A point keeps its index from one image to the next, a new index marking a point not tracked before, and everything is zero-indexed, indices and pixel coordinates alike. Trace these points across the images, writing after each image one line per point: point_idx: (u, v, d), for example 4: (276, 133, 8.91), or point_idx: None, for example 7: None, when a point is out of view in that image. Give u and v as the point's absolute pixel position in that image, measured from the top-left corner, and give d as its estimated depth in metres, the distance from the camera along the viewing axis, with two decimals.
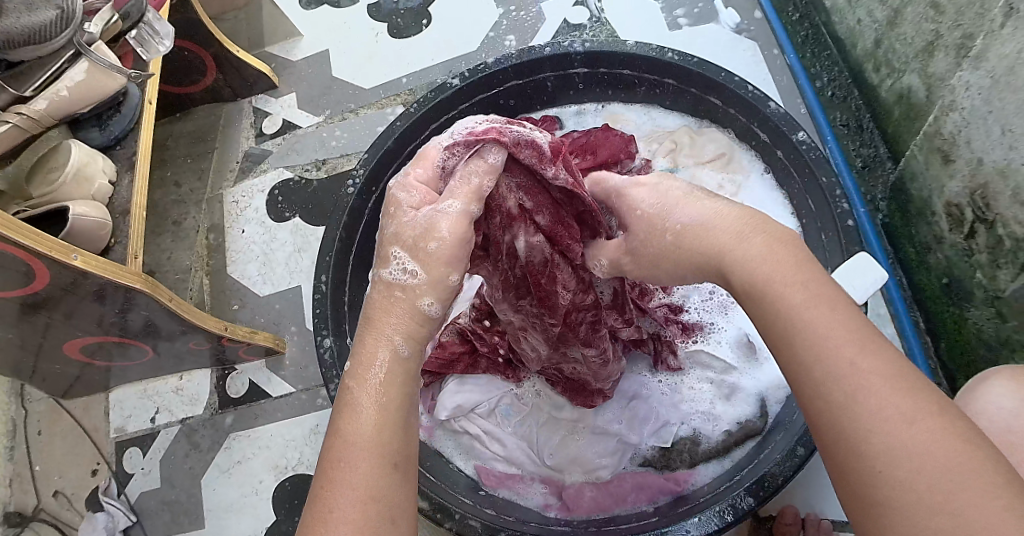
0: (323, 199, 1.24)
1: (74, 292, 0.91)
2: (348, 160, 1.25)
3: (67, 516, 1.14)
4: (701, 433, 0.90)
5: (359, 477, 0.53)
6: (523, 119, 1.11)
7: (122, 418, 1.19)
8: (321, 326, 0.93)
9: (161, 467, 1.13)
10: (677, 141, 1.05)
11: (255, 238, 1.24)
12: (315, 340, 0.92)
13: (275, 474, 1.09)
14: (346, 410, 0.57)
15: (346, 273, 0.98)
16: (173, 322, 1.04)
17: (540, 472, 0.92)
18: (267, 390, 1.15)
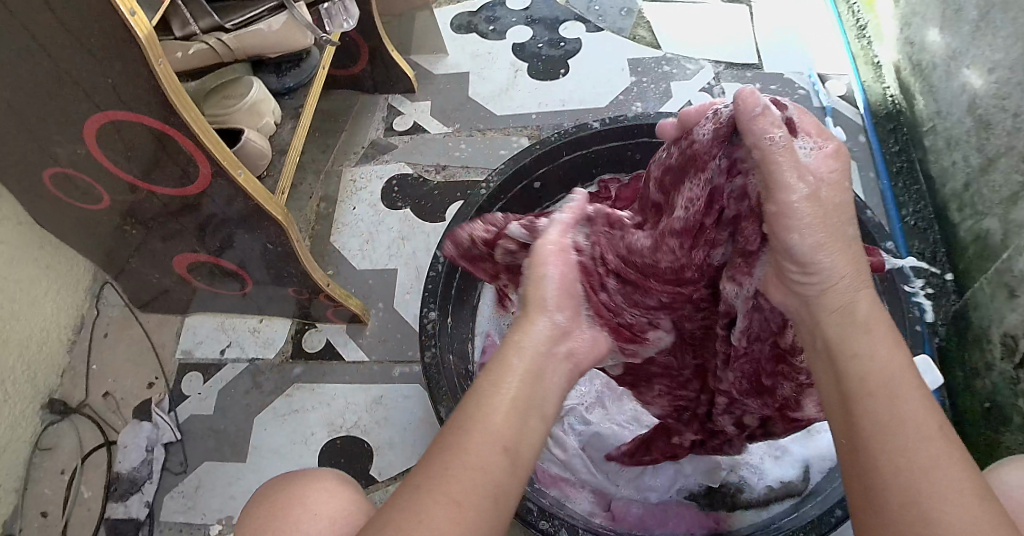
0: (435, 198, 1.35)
1: (214, 201, 0.99)
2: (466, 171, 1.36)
3: (110, 419, 1.17)
4: (750, 482, 0.95)
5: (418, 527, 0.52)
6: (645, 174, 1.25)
7: (193, 342, 1.25)
8: (429, 300, 1.03)
9: (217, 397, 1.19)
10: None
11: (363, 216, 1.34)
12: (422, 311, 1.03)
13: (327, 431, 1.15)
14: (490, 397, 0.59)
15: None
16: (278, 258, 1.11)
17: (592, 482, 0.96)
18: (340, 351, 1.22)
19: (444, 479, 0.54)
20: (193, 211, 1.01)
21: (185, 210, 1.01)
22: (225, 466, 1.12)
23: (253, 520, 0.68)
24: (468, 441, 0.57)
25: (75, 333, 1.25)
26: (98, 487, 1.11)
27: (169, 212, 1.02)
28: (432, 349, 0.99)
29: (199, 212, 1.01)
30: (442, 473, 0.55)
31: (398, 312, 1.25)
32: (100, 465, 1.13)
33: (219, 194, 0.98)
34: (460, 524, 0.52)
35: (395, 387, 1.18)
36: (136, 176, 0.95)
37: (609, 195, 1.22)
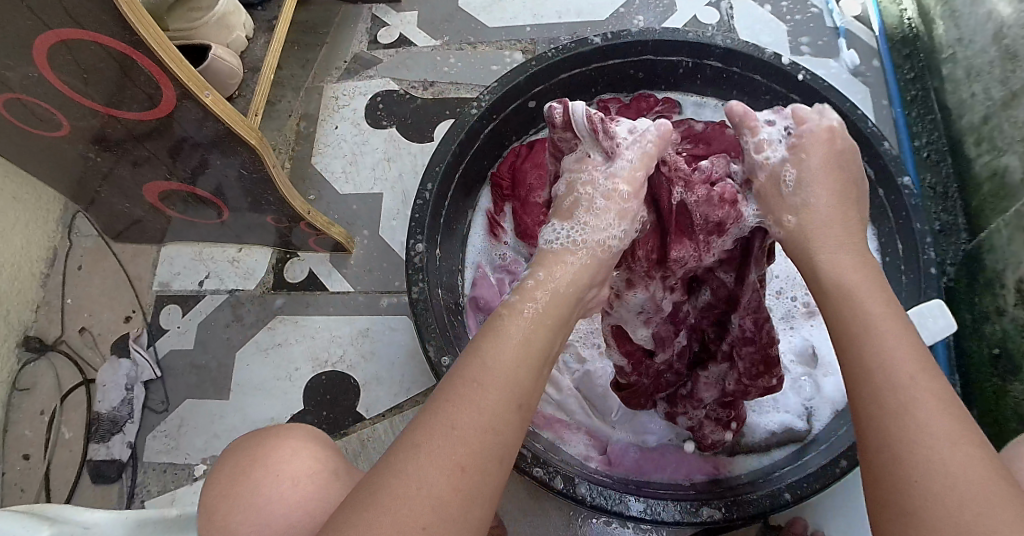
0: (422, 116, 1.27)
1: (181, 126, 0.90)
2: (455, 88, 1.28)
3: (88, 355, 1.14)
4: (750, 429, 0.94)
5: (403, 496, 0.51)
6: (647, 94, 1.19)
7: (169, 274, 1.19)
8: (416, 231, 0.97)
9: (197, 330, 1.14)
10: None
11: (347, 136, 1.27)
12: (409, 241, 0.96)
13: (312, 366, 1.11)
14: (479, 360, 0.57)
15: (450, 187, 1.05)
16: (256, 188, 1.03)
17: (588, 424, 0.94)
18: (324, 283, 1.17)
19: (451, 436, 0.53)
20: (159, 136, 0.92)
21: (155, 135, 0.92)
22: (209, 404, 1.10)
23: (219, 479, 0.65)
24: (476, 404, 0.54)
25: (47, 266, 1.20)
26: (79, 429, 1.10)
27: (133, 138, 0.93)
28: (420, 283, 0.94)
29: (167, 134, 0.92)
30: (427, 438, 0.53)
31: (384, 240, 1.19)
32: (80, 405, 1.11)
33: (186, 118, 0.89)
34: (439, 485, 0.51)
35: (383, 320, 1.13)
36: (98, 102, 0.86)
37: (609, 114, 1.18)
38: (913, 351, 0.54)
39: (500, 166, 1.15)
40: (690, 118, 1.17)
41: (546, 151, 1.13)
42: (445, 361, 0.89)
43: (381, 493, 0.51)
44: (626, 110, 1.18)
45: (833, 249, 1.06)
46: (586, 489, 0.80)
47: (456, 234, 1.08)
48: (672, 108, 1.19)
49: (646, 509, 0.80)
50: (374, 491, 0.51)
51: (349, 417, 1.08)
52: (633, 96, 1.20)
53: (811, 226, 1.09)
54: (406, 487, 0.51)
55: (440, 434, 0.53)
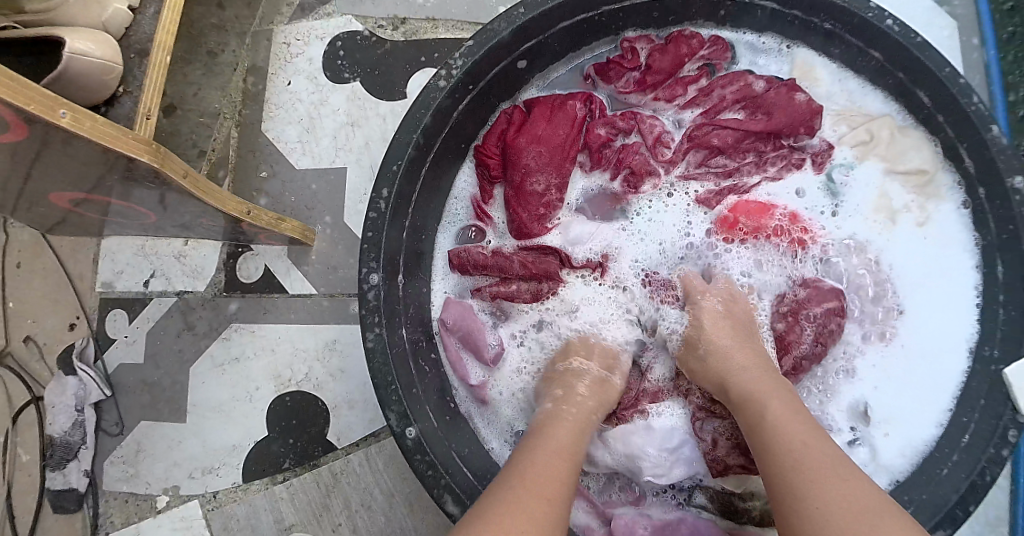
0: (394, 66, 1.03)
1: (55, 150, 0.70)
2: (432, 26, 1.03)
3: (35, 369, 1.03)
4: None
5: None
6: (690, 33, 0.90)
7: (113, 272, 1.03)
8: (370, 258, 0.77)
9: (147, 341, 1.01)
10: (872, 134, 0.84)
11: (302, 94, 1.05)
12: (362, 272, 0.77)
13: (274, 385, 0.97)
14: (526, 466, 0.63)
15: (415, 187, 0.83)
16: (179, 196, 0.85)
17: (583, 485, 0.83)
18: (284, 284, 1.00)
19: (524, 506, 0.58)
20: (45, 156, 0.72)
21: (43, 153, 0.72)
22: (167, 427, 0.98)
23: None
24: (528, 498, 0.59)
25: None
26: (35, 451, 1.01)
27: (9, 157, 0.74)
28: (378, 330, 0.75)
29: (55, 157, 0.72)
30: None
31: (349, 229, 1.01)
32: (32, 426, 1.01)
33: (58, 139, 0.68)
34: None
35: (351, 329, 0.98)
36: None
37: (637, 60, 0.91)
38: (817, 443, 0.61)
39: (487, 136, 0.91)
40: (744, 72, 0.89)
41: (548, 117, 0.90)
42: (411, 432, 0.73)
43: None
44: (662, 57, 0.90)
45: (915, 268, 0.83)
46: None
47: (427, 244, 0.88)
48: (723, 51, 0.90)
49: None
50: None
51: (316, 447, 0.95)
52: (666, 36, 0.91)
53: (893, 225, 0.84)
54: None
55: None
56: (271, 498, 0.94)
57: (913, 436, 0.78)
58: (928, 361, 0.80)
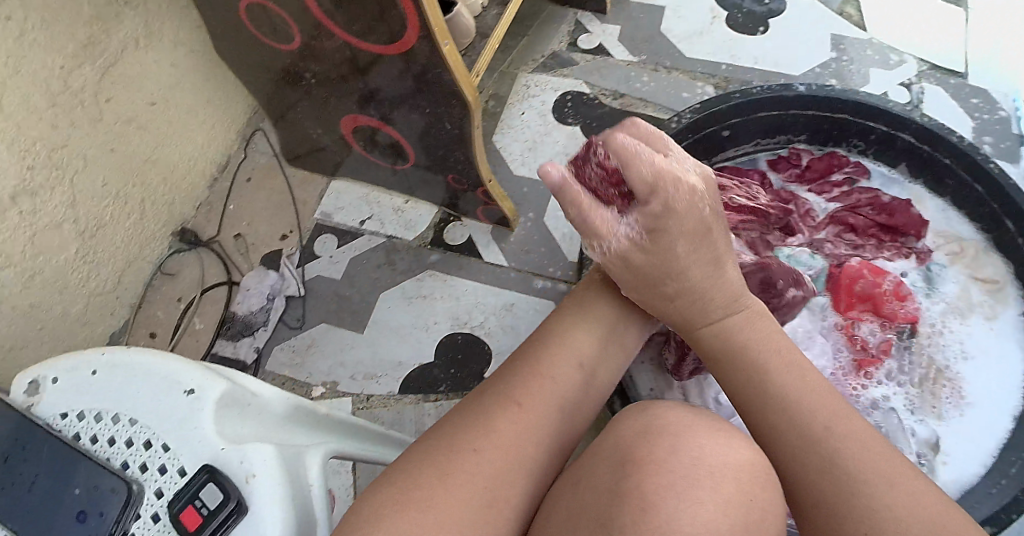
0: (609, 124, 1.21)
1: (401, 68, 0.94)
2: (645, 105, 1.23)
3: (236, 259, 1.16)
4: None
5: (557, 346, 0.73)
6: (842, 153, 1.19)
7: (334, 207, 1.19)
8: None
9: (348, 264, 1.14)
10: (964, 249, 1.11)
11: (532, 124, 1.21)
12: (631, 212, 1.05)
13: (450, 323, 1.09)
14: (480, 429, 0.63)
15: None
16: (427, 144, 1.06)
17: None
18: (482, 253, 1.13)
19: (485, 441, 0.63)
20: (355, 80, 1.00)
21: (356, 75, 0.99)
22: (343, 333, 1.10)
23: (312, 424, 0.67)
24: (490, 430, 0.63)
25: (218, 170, 1.24)
26: (211, 323, 1.13)
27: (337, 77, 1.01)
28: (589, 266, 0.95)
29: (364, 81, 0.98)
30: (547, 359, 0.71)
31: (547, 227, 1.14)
32: (217, 302, 1.14)
33: (381, 72, 0.96)
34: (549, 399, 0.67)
35: (530, 299, 1.09)
36: (331, 23, 0.91)
37: (800, 162, 1.20)
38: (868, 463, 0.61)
39: None
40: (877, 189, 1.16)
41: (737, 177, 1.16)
42: None
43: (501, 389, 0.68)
44: (819, 164, 1.19)
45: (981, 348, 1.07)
46: None
47: None
48: (863, 172, 1.18)
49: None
50: (440, 475, 0.60)
51: (472, 382, 1.06)
52: (825, 150, 1.20)
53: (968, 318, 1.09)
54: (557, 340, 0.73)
55: (407, 489, 0.59)
56: (418, 413, 1.04)
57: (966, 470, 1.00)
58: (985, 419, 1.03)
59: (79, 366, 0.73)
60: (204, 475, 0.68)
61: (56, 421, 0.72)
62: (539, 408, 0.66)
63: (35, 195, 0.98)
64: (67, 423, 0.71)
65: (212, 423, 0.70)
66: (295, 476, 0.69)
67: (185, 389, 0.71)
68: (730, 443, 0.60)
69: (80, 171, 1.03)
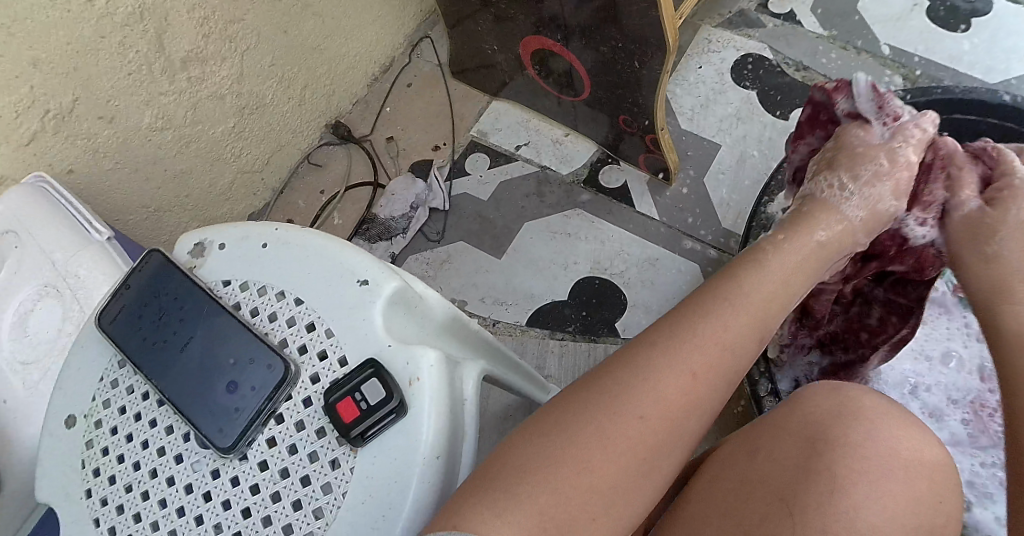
0: (785, 94, 1.14)
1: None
2: (824, 83, 1.14)
3: (385, 162, 1.15)
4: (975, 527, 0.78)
5: (755, 275, 0.60)
6: None
7: (492, 126, 1.16)
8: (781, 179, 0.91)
9: (496, 187, 1.11)
10: None
11: (707, 79, 1.16)
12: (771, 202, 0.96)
13: (590, 267, 1.06)
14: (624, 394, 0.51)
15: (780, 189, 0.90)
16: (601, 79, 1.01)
17: None
18: (635, 202, 1.09)
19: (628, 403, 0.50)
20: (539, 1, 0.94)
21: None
22: (479, 254, 1.08)
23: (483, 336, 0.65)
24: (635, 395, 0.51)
25: (379, 72, 1.23)
26: (350, 221, 1.13)
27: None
28: None
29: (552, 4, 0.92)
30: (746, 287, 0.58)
31: (707, 188, 1.08)
32: (360, 202, 1.13)
33: None
34: (751, 336, 0.56)
35: (676, 258, 1.04)
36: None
37: None
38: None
39: None
40: None
41: None
42: None
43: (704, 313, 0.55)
44: None
45: None
46: None
47: None
48: None
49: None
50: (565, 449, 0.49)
51: (602, 329, 1.02)
52: None
53: None
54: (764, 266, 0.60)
55: (556, 463, 0.48)
56: (542, 349, 1.01)
57: None
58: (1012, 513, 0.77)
59: (250, 235, 0.63)
60: (369, 369, 0.55)
61: (218, 289, 0.62)
62: (712, 380, 0.53)
63: (205, 63, 0.97)
64: (229, 291, 0.61)
65: (379, 319, 0.57)
66: (455, 387, 0.55)
67: (358, 280, 0.59)
68: (913, 434, 0.52)
69: (252, 47, 1.01)
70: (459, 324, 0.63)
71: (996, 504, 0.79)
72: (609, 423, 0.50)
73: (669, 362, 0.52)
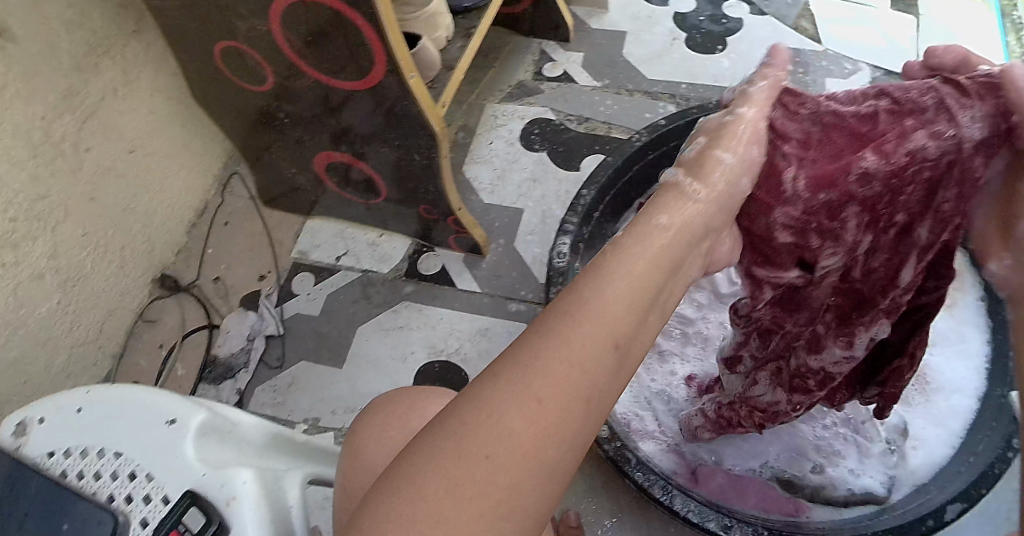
0: (573, 149, 1.23)
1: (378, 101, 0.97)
2: (607, 129, 1.24)
3: (217, 303, 1.19)
4: (829, 484, 0.94)
5: (600, 311, 0.50)
6: None
7: (310, 245, 1.23)
8: (572, 212, 1.05)
9: (326, 300, 1.18)
10: None
11: (499, 152, 1.25)
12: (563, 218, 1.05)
13: (427, 353, 1.12)
14: (484, 410, 0.47)
15: (590, 225, 1.05)
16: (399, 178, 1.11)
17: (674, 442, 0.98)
18: (455, 280, 1.17)
19: (475, 432, 0.46)
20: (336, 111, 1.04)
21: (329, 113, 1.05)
22: (322, 369, 1.12)
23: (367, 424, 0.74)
24: (497, 421, 0.46)
25: (196, 216, 1.26)
26: (193, 368, 1.14)
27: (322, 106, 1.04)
28: (558, 286, 0.99)
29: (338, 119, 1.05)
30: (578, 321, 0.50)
31: (518, 252, 1.17)
32: (199, 346, 1.15)
33: None
34: (633, 310, 0.51)
35: (502, 322, 1.12)
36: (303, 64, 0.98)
37: None
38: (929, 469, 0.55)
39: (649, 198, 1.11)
40: None
41: None
42: None
43: (541, 358, 0.48)
44: None
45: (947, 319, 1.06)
46: (679, 502, 0.87)
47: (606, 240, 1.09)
48: None
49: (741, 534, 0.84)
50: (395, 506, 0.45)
51: None
52: None
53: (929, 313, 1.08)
54: (612, 284, 0.51)
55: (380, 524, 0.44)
56: None
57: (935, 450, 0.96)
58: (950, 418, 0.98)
59: (65, 401, 0.63)
60: (187, 501, 0.58)
61: (44, 462, 0.61)
62: (574, 411, 0.47)
63: (16, 247, 0.97)
64: (54, 462, 0.61)
65: (192, 452, 0.60)
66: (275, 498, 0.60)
67: (166, 420, 0.61)
68: None
69: (60, 222, 1.03)
70: (278, 438, 0.67)
71: (845, 459, 0.96)
72: (453, 467, 0.45)
73: (540, 362, 0.48)
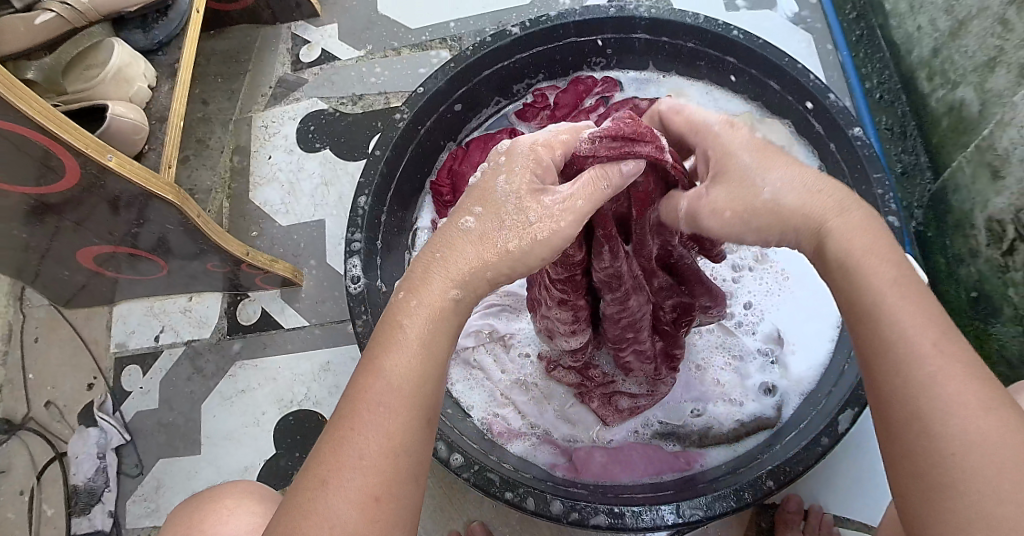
0: (356, 133, 1.19)
1: (114, 180, 0.86)
2: (385, 98, 1.20)
3: (56, 429, 1.10)
4: (719, 417, 0.92)
5: (391, 366, 0.54)
6: (585, 75, 1.08)
7: (125, 333, 1.16)
8: (352, 223, 0.91)
9: (160, 388, 1.12)
10: None
11: (281, 165, 1.19)
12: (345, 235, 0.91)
13: (278, 407, 1.09)
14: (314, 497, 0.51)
15: (378, 233, 0.94)
16: (190, 240, 1.01)
17: (543, 432, 0.93)
18: (279, 320, 1.14)
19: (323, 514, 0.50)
20: (81, 202, 0.91)
21: (83, 192, 0.89)
22: (183, 460, 1.08)
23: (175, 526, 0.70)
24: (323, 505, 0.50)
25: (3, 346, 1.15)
26: (59, 503, 1.06)
27: (67, 198, 0.90)
28: (364, 316, 0.87)
29: (101, 192, 0.89)
30: (370, 413, 0.52)
31: (332, 267, 1.15)
32: (56, 480, 1.08)
33: None
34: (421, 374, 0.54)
35: (341, 351, 1.10)
36: (14, 184, 0.85)
37: (547, 102, 1.08)
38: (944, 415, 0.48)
39: (438, 172, 1.05)
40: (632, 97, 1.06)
41: (483, 147, 1.04)
42: None
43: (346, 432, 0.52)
44: (565, 95, 1.07)
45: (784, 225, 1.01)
46: (560, 506, 0.79)
47: (406, 231, 1.02)
48: (613, 87, 1.08)
49: (633, 518, 0.78)
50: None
51: None
52: (569, 79, 1.09)
53: None
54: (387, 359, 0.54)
55: None
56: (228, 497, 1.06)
57: (810, 345, 0.94)
58: (805, 295, 0.97)
59: None
60: None
61: None
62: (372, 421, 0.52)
63: None
64: None
65: None
66: None
67: None
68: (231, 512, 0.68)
69: None
70: None
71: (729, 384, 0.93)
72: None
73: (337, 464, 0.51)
